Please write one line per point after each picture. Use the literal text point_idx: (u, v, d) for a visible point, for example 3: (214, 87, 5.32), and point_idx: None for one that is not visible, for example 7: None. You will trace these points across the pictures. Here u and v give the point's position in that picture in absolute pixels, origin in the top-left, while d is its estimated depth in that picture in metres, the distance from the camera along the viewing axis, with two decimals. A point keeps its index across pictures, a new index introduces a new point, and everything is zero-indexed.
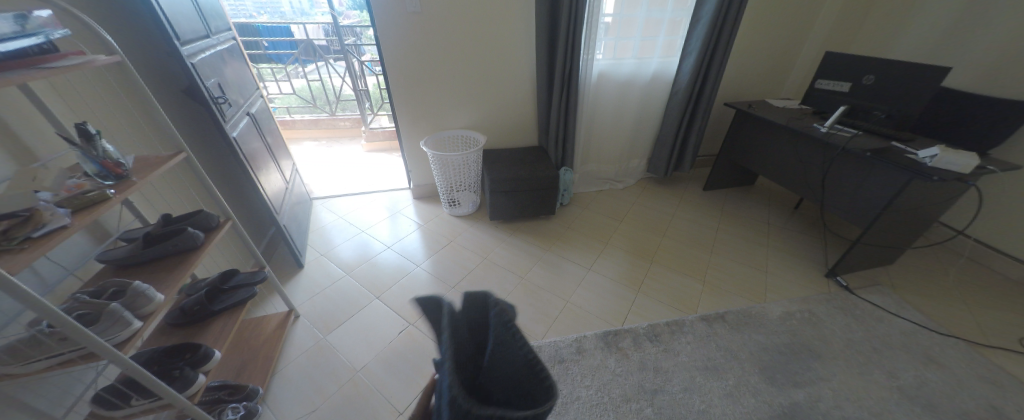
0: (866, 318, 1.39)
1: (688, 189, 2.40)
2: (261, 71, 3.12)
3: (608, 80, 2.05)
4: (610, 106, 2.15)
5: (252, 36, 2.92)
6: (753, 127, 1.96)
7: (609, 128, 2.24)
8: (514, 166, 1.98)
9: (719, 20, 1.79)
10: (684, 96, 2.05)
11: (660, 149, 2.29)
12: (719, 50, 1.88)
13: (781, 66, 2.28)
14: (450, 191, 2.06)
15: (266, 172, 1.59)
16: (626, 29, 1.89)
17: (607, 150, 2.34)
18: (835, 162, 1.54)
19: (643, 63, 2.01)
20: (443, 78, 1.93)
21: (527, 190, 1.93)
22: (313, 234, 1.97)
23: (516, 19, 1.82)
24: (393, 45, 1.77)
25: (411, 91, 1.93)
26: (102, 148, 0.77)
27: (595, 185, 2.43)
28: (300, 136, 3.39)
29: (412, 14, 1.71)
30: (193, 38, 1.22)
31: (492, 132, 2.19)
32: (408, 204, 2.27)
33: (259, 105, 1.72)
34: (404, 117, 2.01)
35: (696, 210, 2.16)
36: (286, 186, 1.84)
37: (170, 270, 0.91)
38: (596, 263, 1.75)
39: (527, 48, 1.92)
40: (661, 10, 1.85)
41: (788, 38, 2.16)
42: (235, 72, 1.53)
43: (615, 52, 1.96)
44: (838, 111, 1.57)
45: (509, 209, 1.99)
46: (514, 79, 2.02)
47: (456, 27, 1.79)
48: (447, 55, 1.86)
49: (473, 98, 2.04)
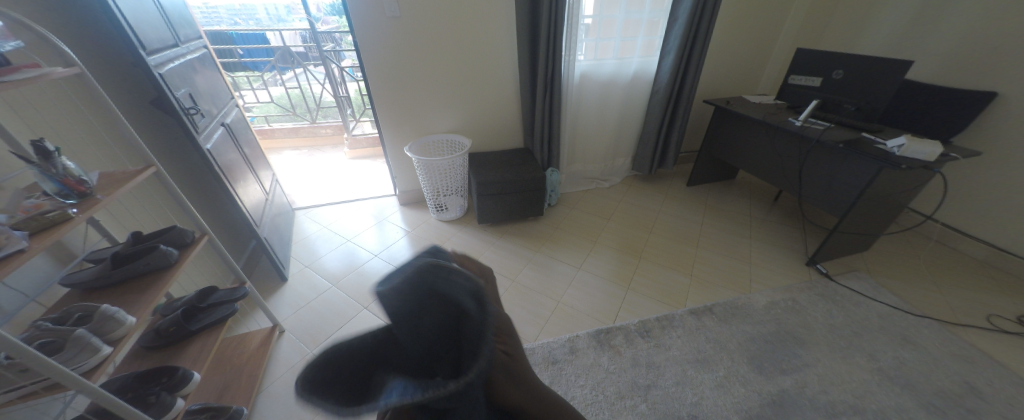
0: (847, 304, 1.44)
1: (672, 184, 2.45)
2: (236, 80, 3.03)
3: (590, 80, 2.07)
4: (594, 105, 2.17)
5: (226, 44, 2.83)
6: (732, 122, 2.01)
7: (594, 127, 2.26)
8: (501, 169, 1.97)
9: (695, 19, 1.83)
10: (665, 94, 2.09)
11: (644, 147, 2.32)
12: (697, 48, 1.93)
13: (756, 63, 2.35)
14: (436, 196, 2.04)
15: (244, 184, 1.54)
16: (606, 29, 1.92)
17: (592, 149, 2.36)
18: (811, 154, 1.59)
19: (624, 63, 2.04)
20: (425, 83, 1.91)
21: (514, 193, 1.93)
22: (296, 246, 1.92)
23: (497, 21, 1.82)
24: (373, 50, 1.74)
25: (392, 96, 1.91)
26: (62, 165, 0.73)
27: (581, 185, 2.45)
28: (280, 145, 3.30)
29: (392, 19, 1.69)
30: (160, 48, 1.18)
31: (477, 135, 2.18)
32: (394, 211, 2.24)
33: (235, 115, 1.67)
34: (388, 123, 1.98)
35: (681, 205, 2.20)
36: (266, 197, 1.78)
37: (144, 291, 0.87)
38: (586, 262, 1.75)
39: (508, 51, 1.93)
40: (639, 10, 1.89)
41: (761, 35, 2.23)
42: (207, 82, 1.47)
43: (596, 53, 1.98)
44: (811, 105, 1.62)
45: (497, 212, 1.98)
46: (497, 81, 2.01)
47: (437, 31, 1.77)
48: (428, 58, 1.84)
49: (456, 102, 2.02)
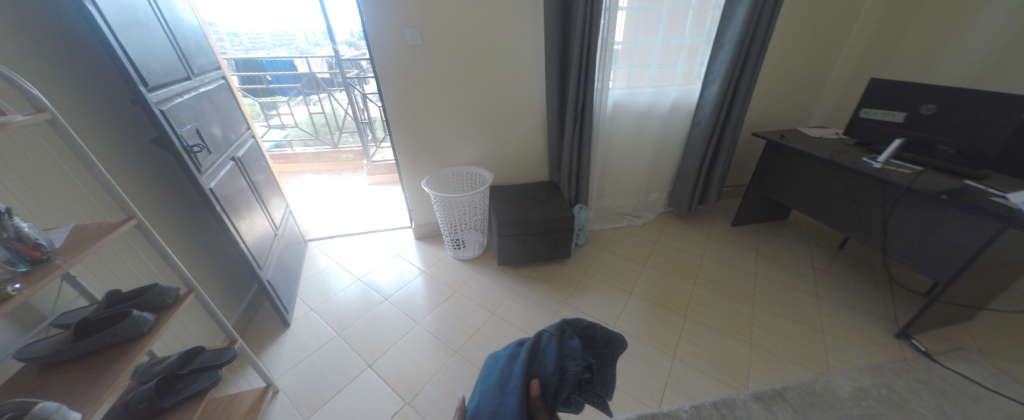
0: (961, 399, 1.15)
1: (714, 224, 2.20)
2: (264, 105, 3.08)
3: (623, 111, 1.90)
4: (627, 138, 1.99)
5: (255, 70, 2.88)
6: (787, 159, 1.78)
7: (627, 160, 2.07)
8: (524, 206, 1.81)
9: (743, 48, 1.66)
10: (708, 126, 1.88)
11: (683, 182, 2.10)
12: (745, 76, 1.73)
13: (808, 91, 2.12)
14: (453, 231, 1.89)
15: (251, 221, 1.45)
16: (641, 58, 1.76)
17: (624, 184, 2.16)
18: (896, 204, 1.34)
19: (661, 93, 1.86)
20: (447, 113, 1.81)
21: (539, 234, 1.75)
22: (304, 283, 1.80)
23: (524, 49, 1.70)
24: (393, 81, 1.66)
25: (412, 127, 1.81)
26: (14, 227, 0.61)
27: (612, 221, 2.23)
28: (302, 169, 3.30)
29: (414, 49, 1.61)
30: (168, 82, 1.11)
31: (500, 166, 2.04)
32: (409, 246, 2.10)
33: (248, 147, 1.60)
34: (405, 154, 1.88)
35: (728, 250, 1.95)
36: (275, 232, 1.68)
37: (105, 373, 0.74)
38: (619, 319, 1.55)
39: (534, 81, 1.80)
40: (679, 36, 1.72)
41: (814, 63, 2.02)
42: (221, 114, 1.41)
43: (630, 82, 1.82)
44: (894, 145, 1.37)
45: (520, 254, 1.80)
46: (523, 111, 1.88)
47: (461, 62, 1.68)
48: (449, 88, 1.74)
49: (479, 132, 1.90)
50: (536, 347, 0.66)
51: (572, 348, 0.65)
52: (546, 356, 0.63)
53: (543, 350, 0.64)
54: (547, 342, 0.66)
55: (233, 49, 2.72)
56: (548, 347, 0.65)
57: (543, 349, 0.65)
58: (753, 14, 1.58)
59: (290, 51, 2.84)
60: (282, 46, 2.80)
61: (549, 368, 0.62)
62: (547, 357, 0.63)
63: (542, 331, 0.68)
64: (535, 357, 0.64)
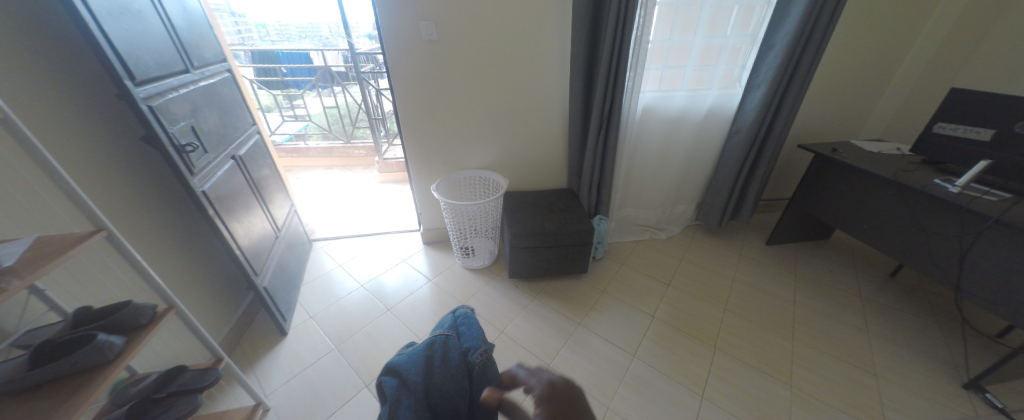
0: None
1: (747, 241, 2.02)
2: (278, 97, 3.03)
3: (653, 116, 1.74)
4: (656, 145, 1.82)
5: (271, 62, 2.83)
6: (840, 176, 1.59)
7: (653, 170, 1.91)
8: (539, 217, 1.67)
9: (796, 49, 1.48)
10: (748, 136, 1.70)
11: (715, 195, 1.93)
12: (796, 82, 1.54)
13: (862, 99, 1.90)
14: (462, 239, 1.77)
15: (251, 223, 1.37)
16: (676, 58, 1.59)
17: (648, 194, 2.00)
18: (977, 236, 1.15)
19: (697, 98, 1.68)
20: (461, 113, 1.69)
21: (555, 247, 1.62)
22: (307, 288, 1.73)
23: (548, 46, 1.56)
24: (406, 78, 1.55)
25: (423, 127, 1.70)
26: None
27: (633, 234, 2.08)
28: (314, 164, 3.25)
29: (429, 44, 1.49)
30: (162, 75, 1.03)
31: (515, 171, 1.91)
32: (416, 251, 2.00)
33: (251, 145, 1.52)
34: (416, 156, 1.77)
35: (762, 273, 1.77)
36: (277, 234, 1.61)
37: (59, 406, 0.64)
38: (640, 347, 1.40)
39: (558, 82, 1.66)
40: (721, 36, 1.55)
41: (871, 67, 1.80)
42: (222, 109, 1.33)
43: (663, 84, 1.65)
44: (978, 166, 1.17)
45: (533, 267, 1.67)
46: (543, 113, 1.74)
47: (479, 59, 1.55)
48: (465, 87, 1.61)
49: (494, 134, 1.77)
50: (432, 350, 0.58)
51: (469, 341, 0.62)
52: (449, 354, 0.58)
53: (442, 352, 0.58)
54: (439, 344, 0.60)
55: (255, 39, 2.69)
56: (450, 355, 0.58)
57: (446, 350, 0.59)
58: (812, 11, 1.39)
59: (314, 43, 2.80)
60: (307, 38, 2.77)
61: (452, 373, 0.56)
62: (453, 359, 0.58)
63: (433, 343, 0.60)
64: (434, 367, 0.56)
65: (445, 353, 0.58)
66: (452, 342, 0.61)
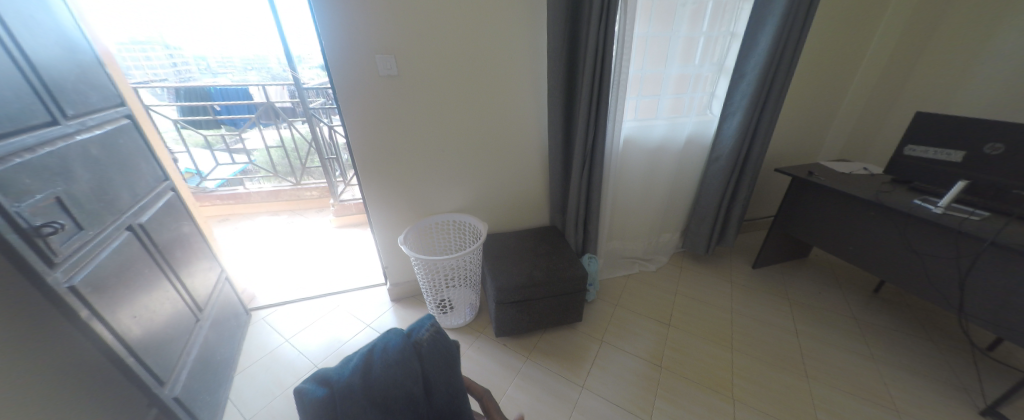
0: None
1: (734, 267, 1.97)
2: (210, 139, 2.64)
3: (636, 146, 1.65)
4: (639, 176, 1.74)
5: (201, 99, 2.47)
6: (821, 199, 1.59)
7: (638, 200, 1.81)
8: (526, 264, 1.49)
9: (768, 77, 1.48)
10: (729, 162, 1.67)
11: (700, 222, 1.87)
12: (770, 108, 1.55)
13: (820, 121, 1.98)
14: (438, 295, 1.53)
15: (155, 313, 1.05)
16: (652, 87, 1.53)
17: (633, 226, 1.90)
18: (970, 259, 1.14)
19: (676, 126, 1.63)
20: (428, 153, 1.49)
21: (547, 298, 1.43)
22: (245, 379, 1.38)
23: (522, 78, 1.44)
24: (361, 116, 1.34)
25: (385, 170, 1.48)
26: None
27: (622, 268, 1.95)
28: (257, 210, 2.85)
29: (388, 79, 1.30)
30: (9, 134, 0.76)
31: (492, 212, 1.72)
32: (384, 312, 1.71)
33: (160, 206, 1.20)
34: (378, 203, 1.54)
35: (757, 302, 1.71)
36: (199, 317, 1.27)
37: None
38: (657, 409, 1.23)
39: (534, 115, 1.53)
40: (698, 64, 1.52)
41: (825, 91, 1.89)
42: (111, 167, 1.02)
43: (644, 114, 1.59)
44: (956, 187, 1.19)
45: (523, 323, 1.47)
46: (521, 148, 1.60)
47: (446, 93, 1.38)
48: (433, 123, 1.43)
49: (467, 174, 1.59)
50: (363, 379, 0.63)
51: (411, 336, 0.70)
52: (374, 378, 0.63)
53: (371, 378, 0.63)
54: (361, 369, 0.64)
55: (193, 72, 2.35)
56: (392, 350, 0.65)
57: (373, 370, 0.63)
58: (779, 40, 1.41)
59: (263, 74, 2.45)
60: (253, 71, 2.42)
61: (389, 365, 0.63)
62: (390, 357, 0.64)
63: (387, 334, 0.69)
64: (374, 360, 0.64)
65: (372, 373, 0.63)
66: (395, 340, 0.67)
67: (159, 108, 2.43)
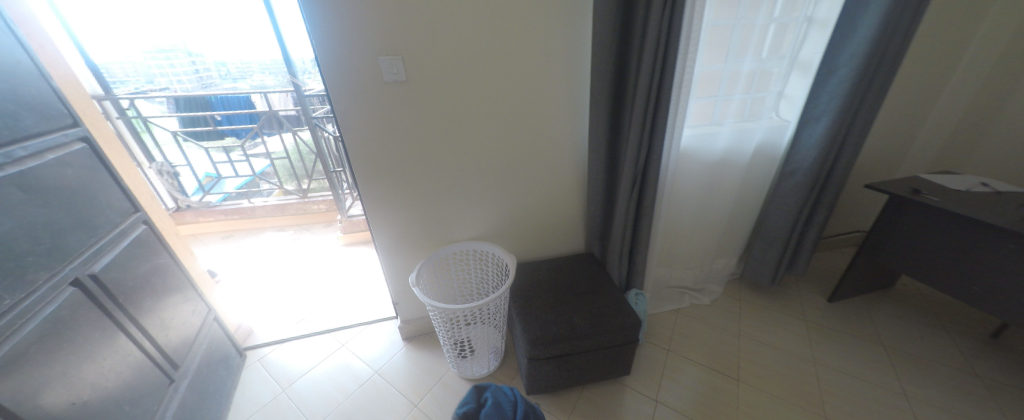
0: None
1: (802, 301, 1.68)
2: (212, 151, 2.51)
3: (699, 158, 1.36)
4: (698, 193, 1.44)
5: (201, 108, 2.31)
6: (933, 225, 1.29)
7: (694, 221, 1.52)
8: (564, 307, 1.23)
9: (870, 71, 1.17)
10: (810, 176, 1.36)
11: (766, 246, 1.57)
12: (868, 109, 1.24)
13: (921, 125, 1.61)
14: (456, 338, 1.27)
15: (107, 389, 0.85)
16: (705, 88, 1.23)
17: (683, 252, 1.62)
18: None
19: (744, 135, 1.32)
20: (444, 173, 1.25)
21: (592, 351, 1.16)
22: None
23: (557, 80, 1.17)
24: (364, 133, 1.11)
25: (395, 195, 1.25)
26: None
27: (668, 300, 1.68)
28: (262, 226, 2.67)
29: (395, 87, 1.06)
30: None
31: (518, 238, 1.47)
32: (394, 352, 1.48)
33: (124, 247, 0.98)
34: (387, 231, 1.31)
35: (838, 351, 1.42)
36: (173, 379, 1.05)
37: None
38: None
39: (570, 125, 1.27)
40: (777, 57, 1.21)
41: (929, 87, 1.52)
42: (50, 209, 0.81)
43: (712, 119, 1.29)
44: None
45: (561, 378, 1.21)
46: (553, 164, 1.33)
47: (465, 100, 1.13)
48: (450, 137, 1.18)
49: (489, 195, 1.34)
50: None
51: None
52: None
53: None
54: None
55: (215, 78, 2.23)
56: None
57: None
58: (888, 25, 1.10)
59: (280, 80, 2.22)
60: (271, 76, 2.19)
61: None
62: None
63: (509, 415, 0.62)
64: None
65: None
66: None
67: (158, 119, 2.30)
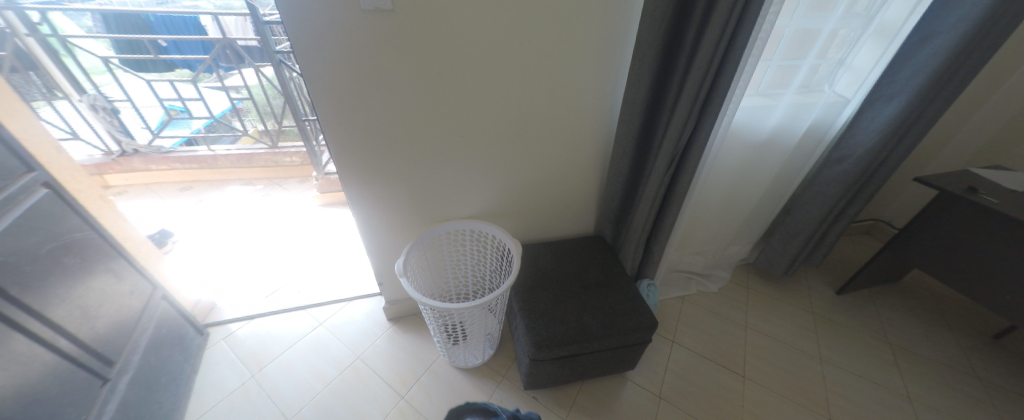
0: None
1: (810, 291, 1.61)
2: (156, 84, 2.07)
3: (744, 136, 1.16)
4: (732, 176, 1.27)
5: (142, 31, 1.93)
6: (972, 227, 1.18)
7: (720, 206, 1.37)
8: (572, 302, 1.09)
9: (974, 42, 0.95)
10: (861, 165, 1.18)
11: (788, 237, 1.44)
12: (952, 90, 1.03)
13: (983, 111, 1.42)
14: (448, 329, 1.13)
15: None
16: (768, 50, 0.99)
17: (697, 237, 1.49)
18: None
19: (800, 112, 1.11)
20: (440, 139, 1.02)
21: (599, 352, 1.05)
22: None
23: (589, 25, 0.90)
24: (336, 83, 0.85)
25: (378, 163, 1.02)
26: None
27: (673, 285, 1.59)
28: (226, 177, 2.38)
29: (376, 20, 0.79)
30: None
31: (522, 216, 1.29)
32: (378, 335, 1.35)
33: (10, 222, 0.74)
34: (371, 205, 1.10)
35: (846, 347, 1.37)
36: (105, 379, 0.89)
37: None
38: None
39: (600, 87, 1.02)
40: (863, 16, 0.97)
41: (1006, 67, 1.32)
42: None
43: (771, 90, 1.07)
44: None
45: (562, 375, 1.11)
46: (571, 134, 1.11)
47: (469, 44, 0.87)
48: (449, 93, 0.93)
49: (493, 168, 1.12)
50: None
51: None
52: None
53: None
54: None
55: None
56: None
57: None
58: None
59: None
60: None
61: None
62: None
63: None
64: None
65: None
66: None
67: (82, 42, 1.86)
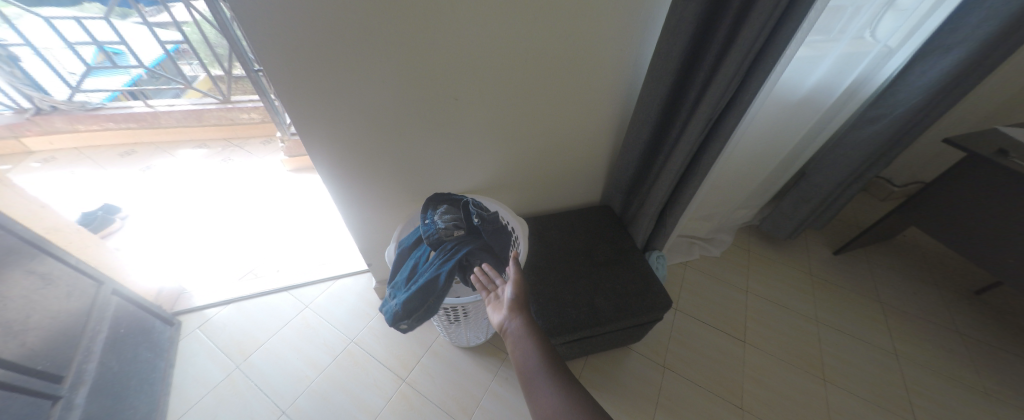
0: None
1: (809, 253, 1.60)
2: (58, 23, 1.66)
3: (778, 94, 1.02)
4: (755, 139, 1.15)
5: None
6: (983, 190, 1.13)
7: (736, 170, 1.27)
8: (582, 282, 1.02)
9: None
10: (896, 127, 1.08)
11: (800, 200, 1.38)
12: None
13: None
14: (447, 322, 1.01)
15: None
16: None
17: (706, 203, 1.41)
18: None
19: (843, 65, 0.97)
20: (428, 105, 0.84)
21: (611, 333, 1.00)
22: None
23: None
24: (287, 32, 0.65)
25: (354, 135, 0.85)
26: None
27: (676, 251, 1.54)
28: (175, 138, 2.10)
29: None
30: None
31: (525, 188, 1.15)
32: (370, 316, 1.26)
33: None
34: (351, 182, 0.94)
35: (840, 308, 1.40)
36: (51, 400, 0.77)
37: None
38: None
39: (624, 37, 0.83)
40: None
41: None
42: None
43: (819, 39, 0.91)
44: None
45: (570, 354, 1.07)
46: (584, 95, 0.93)
47: None
48: (437, 47, 0.74)
49: (493, 137, 0.96)
50: (432, 271, 0.83)
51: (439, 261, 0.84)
52: (446, 265, 0.82)
53: (441, 270, 0.82)
54: (423, 256, 0.89)
55: None
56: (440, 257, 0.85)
57: (429, 282, 0.80)
58: None
59: None
60: None
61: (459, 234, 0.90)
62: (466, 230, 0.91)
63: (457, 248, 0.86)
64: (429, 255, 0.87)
65: (417, 283, 0.82)
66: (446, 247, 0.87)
67: None
